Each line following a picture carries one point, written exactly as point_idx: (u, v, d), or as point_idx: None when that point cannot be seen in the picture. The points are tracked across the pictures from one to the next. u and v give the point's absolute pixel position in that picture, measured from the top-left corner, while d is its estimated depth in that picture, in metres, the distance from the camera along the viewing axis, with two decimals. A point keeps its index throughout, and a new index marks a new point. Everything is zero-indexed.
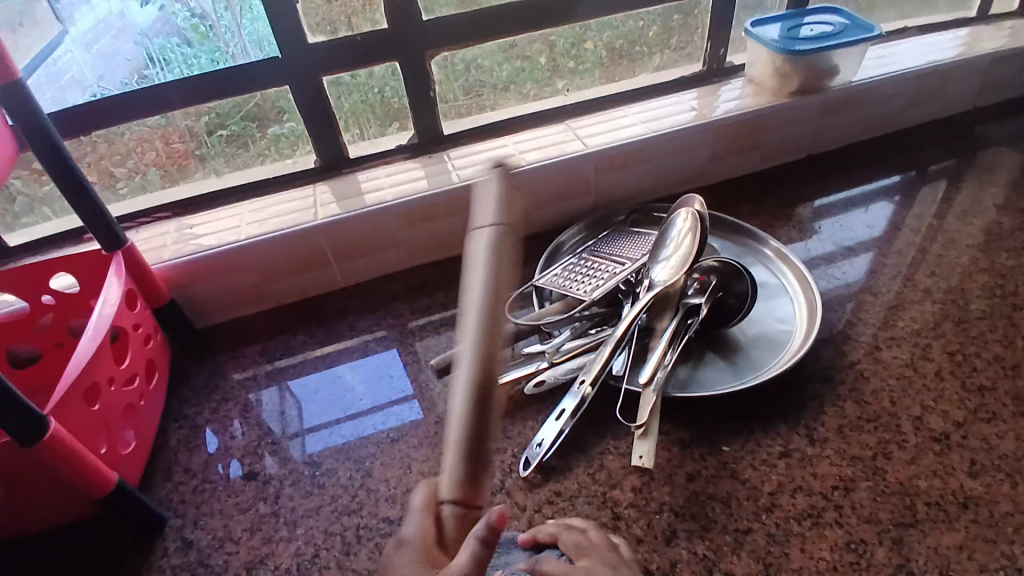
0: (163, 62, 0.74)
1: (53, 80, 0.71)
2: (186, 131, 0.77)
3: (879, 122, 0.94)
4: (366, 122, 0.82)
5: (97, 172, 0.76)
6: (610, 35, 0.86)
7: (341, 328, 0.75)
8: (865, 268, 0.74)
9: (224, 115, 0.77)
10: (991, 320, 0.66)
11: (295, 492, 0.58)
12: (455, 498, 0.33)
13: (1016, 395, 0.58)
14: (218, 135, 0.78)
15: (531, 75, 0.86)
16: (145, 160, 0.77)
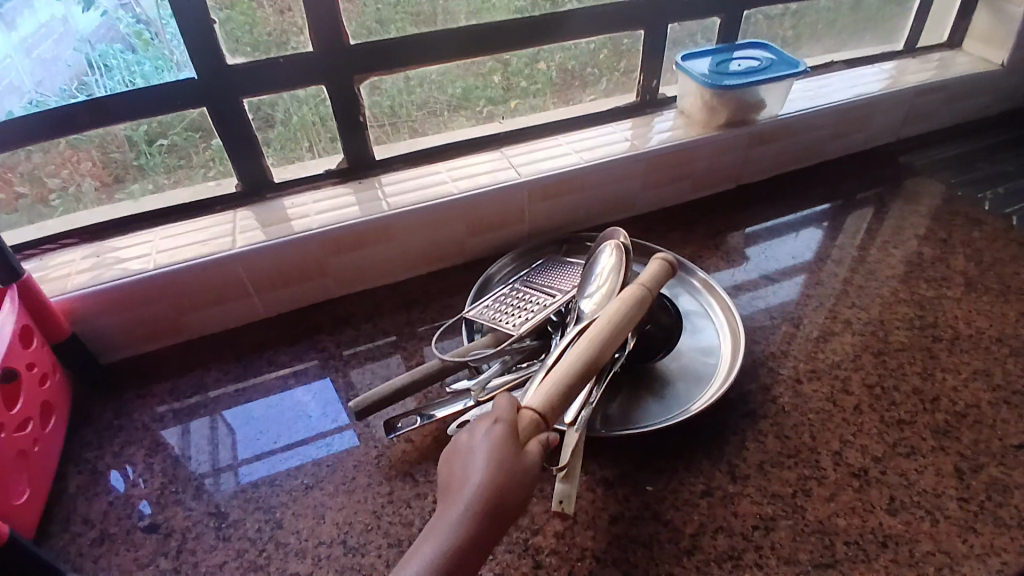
0: (104, 68, 0.68)
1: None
2: (124, 140, 0.72)
3: (808, 152, 0.97)
4: (315, 137, 0.79)
5: (31, 183, 0.72)
6: (563, 56, 0.86)
7: (261, 363, 0.71)
8: (790, 297, 0.75)
9: (168, 124, 0.72)
10: (910, 351, 0.68)
11: (200, 545, 0.54)
12: (535, 415, 0.48)
13: (933, 429, 0.60)
14: (158, 144, 0.74)
15: (485, 93, 0.84)
16: (80, 170, 0.73)
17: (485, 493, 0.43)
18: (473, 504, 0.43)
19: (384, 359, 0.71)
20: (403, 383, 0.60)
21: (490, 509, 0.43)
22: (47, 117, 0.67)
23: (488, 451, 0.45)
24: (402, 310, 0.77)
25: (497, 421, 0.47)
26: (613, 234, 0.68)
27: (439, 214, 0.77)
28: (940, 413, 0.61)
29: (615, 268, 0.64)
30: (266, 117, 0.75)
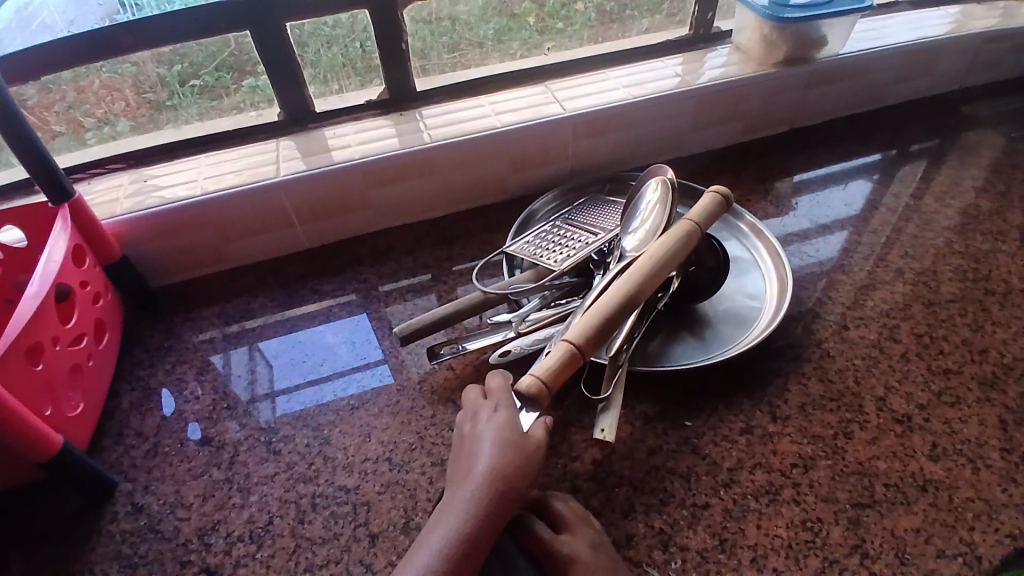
0: (135, 7, 0.69)
1: (23, 27, 0.68)
2: (156, 80, 0.73)
3: (865, 98, 0.92)
4: (344, 78, 0.79)
5: (65, 120, 0.73)
6: None
7: (304, 292, 0.72)
8: (839, 246, 0.73)
9: (199, 64, 0.73)
10: (961, 303, 0.66)
11: (251, 458, 0.57)
12: (575, 349, 0.49)
13: (981, 380, 0.58)
14: (190, 85, 0.75)
15: (519, 35, 0.83)
16: (113, 109, 0.74)
17: (494, 472, 0.44)
18: (484, 489, 0.43)
19: (424, 292, 0.71)
20: (444, 314, 0.61)
21: (498, 497, 0.43)
22: (88, 38, 0.66)
23: (494, 440, 0.46)
24: (442, 245, 0.77)
25: (497, 411, 0.48)
26: (657, 170, 0.65)
27: (481, 149, 0.75)
28: (988, 364, 0.60)
29: (660, 205, 0.62)
30: (309, 47, 0.74)
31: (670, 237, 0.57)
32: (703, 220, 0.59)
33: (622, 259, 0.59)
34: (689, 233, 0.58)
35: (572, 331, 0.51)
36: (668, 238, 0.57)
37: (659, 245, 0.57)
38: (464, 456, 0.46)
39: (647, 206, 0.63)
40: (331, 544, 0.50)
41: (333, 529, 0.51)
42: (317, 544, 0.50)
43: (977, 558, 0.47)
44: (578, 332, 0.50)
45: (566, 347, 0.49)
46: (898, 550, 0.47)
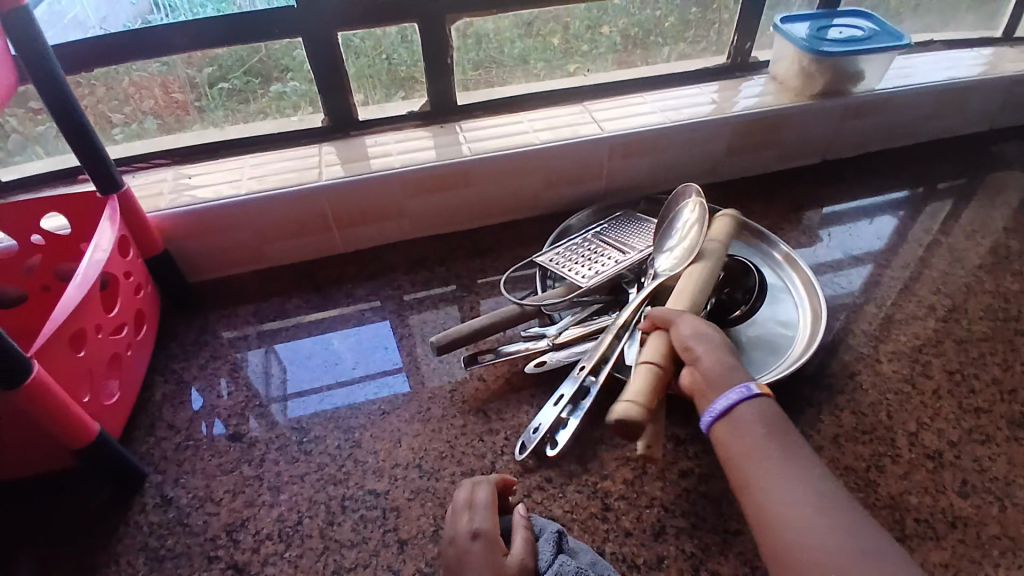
0: (169, 9, 0.71)
1: (54, 21, 0.68)
2: (186, 81, 0.74)
3: (895, 133, 0.93)
4: (370, 87, 0.79)
5: (95, 115, 0.73)
6: (626, 22, 0.84)
7: (337, 295, 0.73)
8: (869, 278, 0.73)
9: (228, 67, 0.74)
10: (992, 342, 0.66)
11: (281, 457, 0.57)
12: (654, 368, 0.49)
13: (1012, 419, 0.58)
14: (218, 88, 0.76)
15: (544, 55, 0.84)
16: (142, 107, 0.75)
17: None
18: None
19: (456, 301, 0.72)
20: (479, 326, 0.61)
21: None
22: (145, 37, 0.68)
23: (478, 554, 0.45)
24: (474, 256, 0.77)
25: (475, 518, 0.47)
26: (687, 190, 0.66)
27: (517, 164, 0.77)
28: (1018, 404, 0.59)
29: (696, 226, 0.63)
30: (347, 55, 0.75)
31: (705, 258, 0.59)
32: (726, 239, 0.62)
33: (657, 279, 0.60)
34: (717, 253, 0.60)
35: (645, 353, 0.51)
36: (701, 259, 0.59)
37: (697, 267, 0.58)
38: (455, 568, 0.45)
39: (679, 226, 0.64)
40: (360, 548, 0.50)
41: (362, 532, 0.51)
42: (345, 547, 0.50)
43: None
44: (651, 352, 0.51)
45: (648, 369, 0.49)
46: None
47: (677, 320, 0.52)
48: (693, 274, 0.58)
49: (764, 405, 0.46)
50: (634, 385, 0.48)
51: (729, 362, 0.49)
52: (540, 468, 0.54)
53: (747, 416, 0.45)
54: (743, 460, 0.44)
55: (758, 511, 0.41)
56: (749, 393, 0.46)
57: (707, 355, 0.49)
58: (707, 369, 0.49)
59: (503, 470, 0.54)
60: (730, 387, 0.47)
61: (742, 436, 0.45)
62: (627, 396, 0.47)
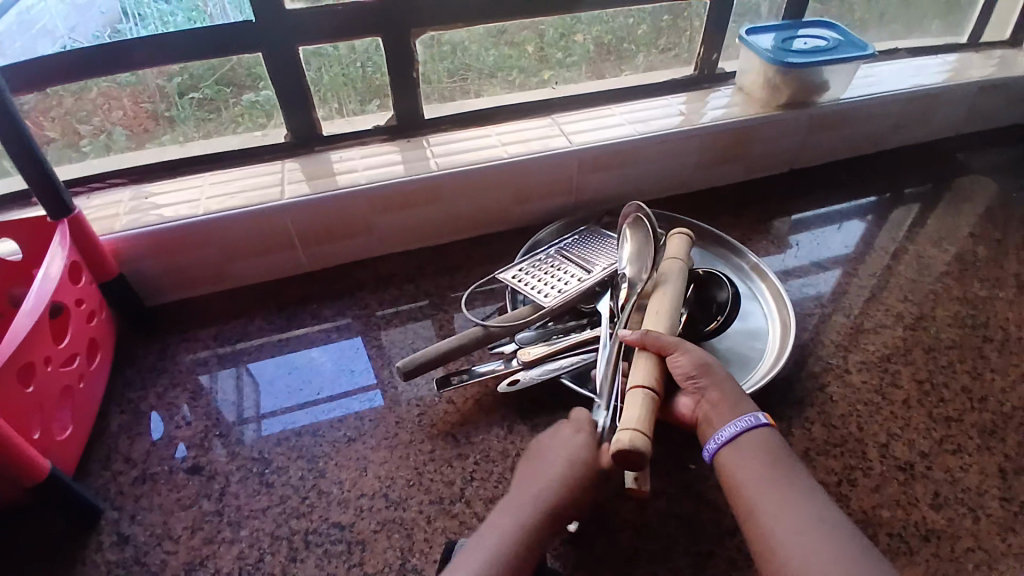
0: (138, 17, 0.68)
1: (23, 30, 0.67)
2: (155, 91, 0.72)
3: (862, 141, 0.94)
4: (345, 97, 0.78)
5: (61, 126, 0.71)
6: (599, 30, 0.84)
7: (302, 316, 0.71)
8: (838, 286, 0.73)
9: (198, 77, 0.72)
10: (960, 350, 0.66)
11: (243, 490, 0.55)
12: (653, 393, 0.49)
13: (981, 428, 0.59)
14: (188, 97, 0.73)
15: (518, 63, 0.82)
16: (111, 118, 0.72)
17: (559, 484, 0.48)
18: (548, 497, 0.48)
19: (427, 320, 0.70)
20: (449, 348, 0.60)
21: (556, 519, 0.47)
22: (99, 53, 0.66)
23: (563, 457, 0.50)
24: (444, 273, 0.76)
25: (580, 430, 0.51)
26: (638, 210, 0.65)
27: (487, 179, 0.76)
28: (987, 412, 0.60)
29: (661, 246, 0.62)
30: (314, 64, 0.73)
31: (673, 272, 0.60)
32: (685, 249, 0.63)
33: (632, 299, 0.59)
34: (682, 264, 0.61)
35: (636, 376, 0.50)
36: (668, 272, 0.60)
37: (671, 281, 0.59)
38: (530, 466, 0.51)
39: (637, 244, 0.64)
40: None
41: (326, 567, 0.49)
42: None
43: None
44: (642, 376, 0.50)
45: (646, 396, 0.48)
46: None
47: (678, 348, 0.52)
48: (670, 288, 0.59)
49: (770, 435, 0.48)
50: (634, 413, 0.47)
51: (733, 393, 0.51)
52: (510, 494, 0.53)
53: (754, 444, 0.47)
54: (751, 487, 0.45)
55: (762, 544, 0.43)
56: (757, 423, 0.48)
57: (716, 387, 0.50)
58: (716, 401, 0.50)
59: (473, 497, 0.52)
60: (739, 417, 0.49)
61: (748, 464, 0.46)
62: (627, 423, 0.46)
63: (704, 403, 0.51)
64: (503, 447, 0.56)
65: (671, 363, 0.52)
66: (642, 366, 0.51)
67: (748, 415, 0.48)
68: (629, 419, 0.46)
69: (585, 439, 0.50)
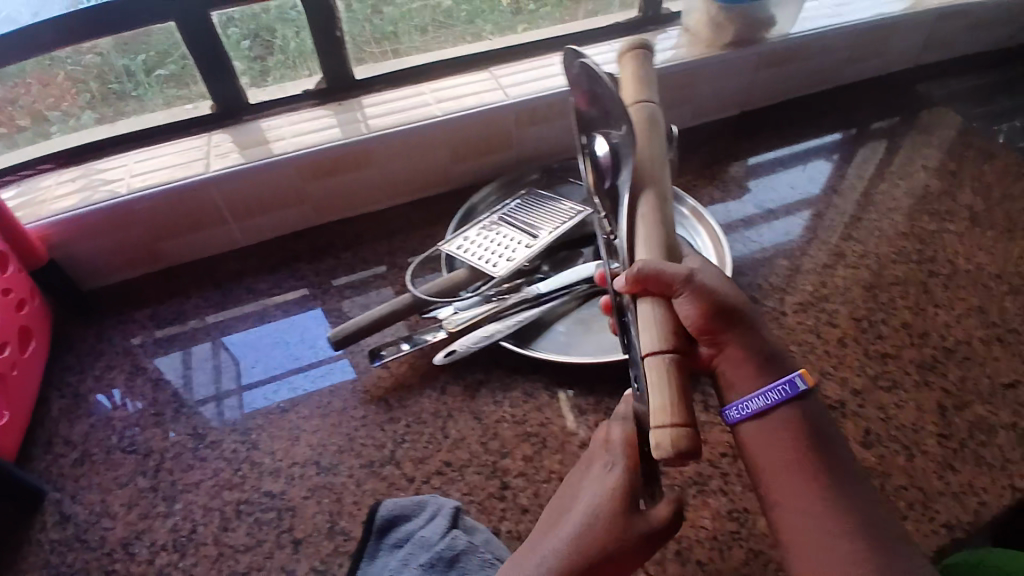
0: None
1: None
2: (122, 70, 0.72)
3: (817, 78, 0.91)
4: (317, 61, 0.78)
5: None
6: None
7: (239, 291, 0.70)
8: (784, 231, 0.72)
9: (164, 52, 0.71)
10: (904, 285, 0.65)
11: (177, 465, 0.55)
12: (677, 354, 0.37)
13: (919, 363, 0.58)
14: (156, 75, 0.73)
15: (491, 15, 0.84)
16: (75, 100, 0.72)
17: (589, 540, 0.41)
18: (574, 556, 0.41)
19: (365, 290, 0.69)
20: (377, 316, 0.59)
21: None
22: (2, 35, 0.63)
23: (597, 500, 0.43)
24: (383, 238, 0.75)
25: (615, 468, 0.44)
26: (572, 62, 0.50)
27: (419, 139, 0.73)
28: (928, 348, 0.59)
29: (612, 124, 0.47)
30: (281, 32, 0.75)
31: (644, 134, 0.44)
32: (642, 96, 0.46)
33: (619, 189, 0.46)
34: (652, 113, 0.45)
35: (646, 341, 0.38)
36: (642, 140, 0.44)
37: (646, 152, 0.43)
38: (562, 506, 0.45)
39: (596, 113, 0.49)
40: (254, 551, 0.49)
41: (257, 535, 0.50)
42: (239, 552, 0.49)
43: None
44: (658, 338, 0.38)
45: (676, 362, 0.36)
46: None
47: (687, 288, 0.40)
48: (648, 158, 0.44)
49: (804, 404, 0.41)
50: (658, 402, 0.35)
51: (754, 342, 0.42)
52: (437, 454, 0.53)
53: (784, 423, 0.41)
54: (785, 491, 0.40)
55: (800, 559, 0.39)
56: (793, 391, 0.41)
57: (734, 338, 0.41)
58: (734, 355, 0.42)
59: (402, 458, 0.53)
60: (770, 383, 0.41)
61: (785, 452, 0.40)
62: (658, 417, 0.34)
63: (723, 356, 0.42)
64: (435, 408, 0.56)
65: (678, 302, 0.40)
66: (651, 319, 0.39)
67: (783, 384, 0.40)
68: (662, 414, 0.34)
69: (621, 477, 0.43)
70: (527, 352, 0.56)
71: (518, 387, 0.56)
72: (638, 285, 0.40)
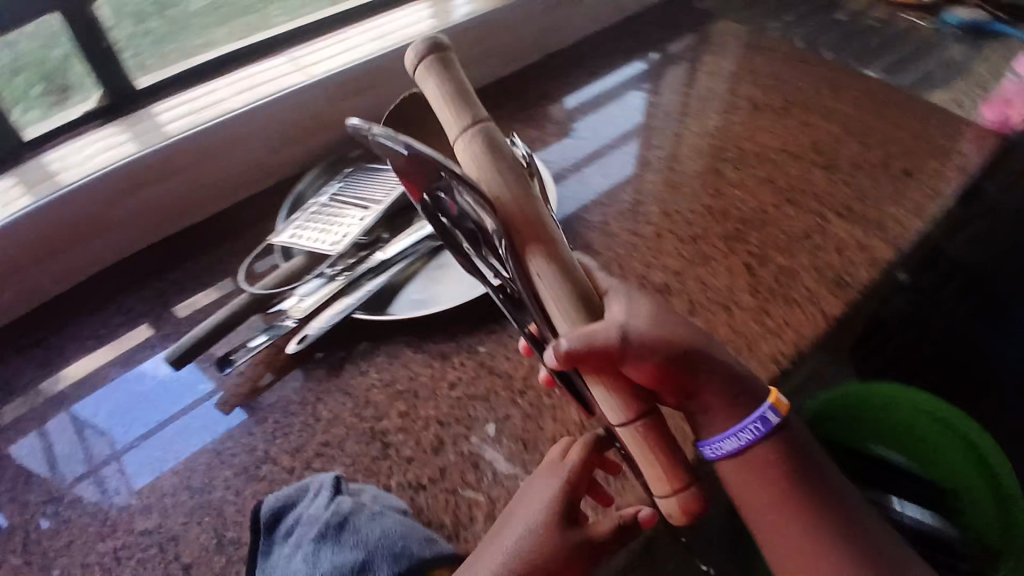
0: None
1: None
2: None
3: (607, 9, 0.98)
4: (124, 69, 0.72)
5: None
6: None
7: (66, 341, 0.64)
8: (619, 167, 0.76)
9: None
10: (703, 175, 0.74)
11: (36, 535, 0.50)
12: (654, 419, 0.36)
13: (723, 236, 0.66)
14: None
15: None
16: None
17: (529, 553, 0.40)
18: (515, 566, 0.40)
19: (206, 305, 0.65)
20: (219, 321, 0.56)
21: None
22: None
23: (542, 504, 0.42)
24: (216, 247, 0.71)
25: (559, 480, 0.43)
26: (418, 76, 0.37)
27: (224, 137, 0.70)
28: (730, 222, 0.68)
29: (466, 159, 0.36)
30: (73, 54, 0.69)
31: (509, 174, 0.35)
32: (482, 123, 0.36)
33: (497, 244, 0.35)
34: (494, 140, 0.35)
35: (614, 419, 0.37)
36: (504, 185, 0.34)
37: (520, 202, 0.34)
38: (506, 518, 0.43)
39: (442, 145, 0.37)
40: None
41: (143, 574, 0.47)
42: None
43: None
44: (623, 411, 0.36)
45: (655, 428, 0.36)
46: None
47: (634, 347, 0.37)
48: (522, 205, 0.34)
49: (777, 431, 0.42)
50: (652, 474, 0.36)
51: (725, 369, 0.42)
52: (314, 439, 0.53)
53: (760, 459, 0.42)
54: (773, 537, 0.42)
55: None
56: (767, 426, 0.42)
57: (704, 371, 0.41)
58: (712, 391, 0.41)
59: (279, 453, 0.52)
60: (743, 422, 0.41)
61: (759, 480, 0.42)
62: (659, 485, 0.36)
63: (697, 398, 0.41)
64: (302, 395, 0.55)
65: (632, 364, 0.37)
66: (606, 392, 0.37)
67: (758, 423, 0.41)
68: (662, 484, 0.36)
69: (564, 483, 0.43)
70: (379, 318, 0.57)
71: (380, 352, 0.57)
72: (584, 361, 0.35)
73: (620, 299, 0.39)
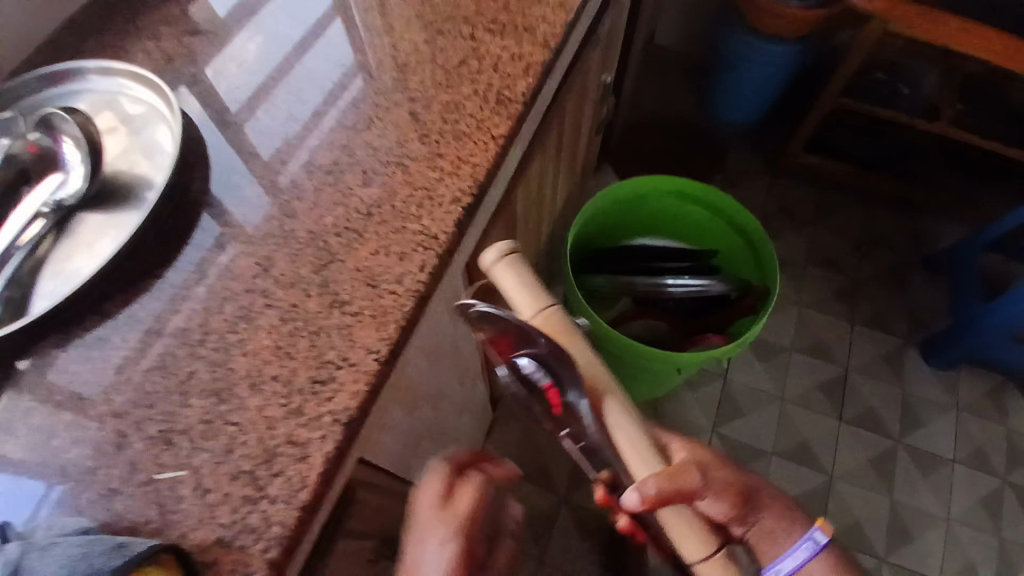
0: None
1: None
2: None
3: None
4: None
5: None
6: None
7: None
8: (325, 81, 0.56)
9: None
10: (357, 11, 0.60)
11: None
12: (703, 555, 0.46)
13: (386, 85, 0.55)
14: None
15: None
16: None
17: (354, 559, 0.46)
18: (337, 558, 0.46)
19: None
20: None
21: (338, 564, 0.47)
22: None
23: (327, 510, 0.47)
24: None
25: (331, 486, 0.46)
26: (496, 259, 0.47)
27: None
28: (392, 64, 0.57)
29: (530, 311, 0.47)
30: None
31: (581, 353, 0.47)
32: (589, 371, 0.47)
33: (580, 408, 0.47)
34: (564, 321, 0.47)
35: (695, 551, 0.46)
36: (581, 357, 0.47)
37: (598, 369, 0.47)
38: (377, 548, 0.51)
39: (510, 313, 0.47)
40: None
41: None
42: None
43: (434, 237, 0.48)
44: (699, 543, 0.46)
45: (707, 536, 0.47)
46: (370, 278, 0.47)
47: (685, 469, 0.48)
48: (592, 367, 0.47)
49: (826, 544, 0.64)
50: (696, 541, 0.47)
51: (783, 524, 0.67)
52: None
53: (809, 571, 0.66)
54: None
55: None
56: (816, 545, 0.64)
57: (727, 483, 0.62)
58: (725, 493, 0.62)
59: None
60: (797, 545, 0.64)
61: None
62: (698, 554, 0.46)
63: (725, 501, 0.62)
64: None
65: (682, 468, 0.48)
66: (681, 513, 0.47)
67: (808, 544, 0.64)
68: (703, 551, 0.46)
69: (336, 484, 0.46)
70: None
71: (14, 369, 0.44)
72: (657, 501, 0.46)
73: (681, 445, 0.58)
